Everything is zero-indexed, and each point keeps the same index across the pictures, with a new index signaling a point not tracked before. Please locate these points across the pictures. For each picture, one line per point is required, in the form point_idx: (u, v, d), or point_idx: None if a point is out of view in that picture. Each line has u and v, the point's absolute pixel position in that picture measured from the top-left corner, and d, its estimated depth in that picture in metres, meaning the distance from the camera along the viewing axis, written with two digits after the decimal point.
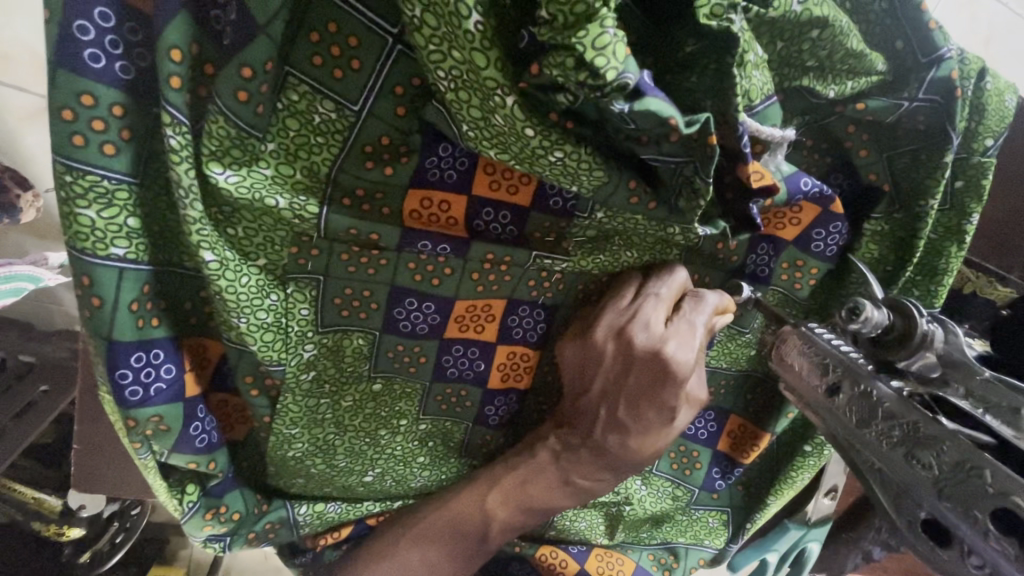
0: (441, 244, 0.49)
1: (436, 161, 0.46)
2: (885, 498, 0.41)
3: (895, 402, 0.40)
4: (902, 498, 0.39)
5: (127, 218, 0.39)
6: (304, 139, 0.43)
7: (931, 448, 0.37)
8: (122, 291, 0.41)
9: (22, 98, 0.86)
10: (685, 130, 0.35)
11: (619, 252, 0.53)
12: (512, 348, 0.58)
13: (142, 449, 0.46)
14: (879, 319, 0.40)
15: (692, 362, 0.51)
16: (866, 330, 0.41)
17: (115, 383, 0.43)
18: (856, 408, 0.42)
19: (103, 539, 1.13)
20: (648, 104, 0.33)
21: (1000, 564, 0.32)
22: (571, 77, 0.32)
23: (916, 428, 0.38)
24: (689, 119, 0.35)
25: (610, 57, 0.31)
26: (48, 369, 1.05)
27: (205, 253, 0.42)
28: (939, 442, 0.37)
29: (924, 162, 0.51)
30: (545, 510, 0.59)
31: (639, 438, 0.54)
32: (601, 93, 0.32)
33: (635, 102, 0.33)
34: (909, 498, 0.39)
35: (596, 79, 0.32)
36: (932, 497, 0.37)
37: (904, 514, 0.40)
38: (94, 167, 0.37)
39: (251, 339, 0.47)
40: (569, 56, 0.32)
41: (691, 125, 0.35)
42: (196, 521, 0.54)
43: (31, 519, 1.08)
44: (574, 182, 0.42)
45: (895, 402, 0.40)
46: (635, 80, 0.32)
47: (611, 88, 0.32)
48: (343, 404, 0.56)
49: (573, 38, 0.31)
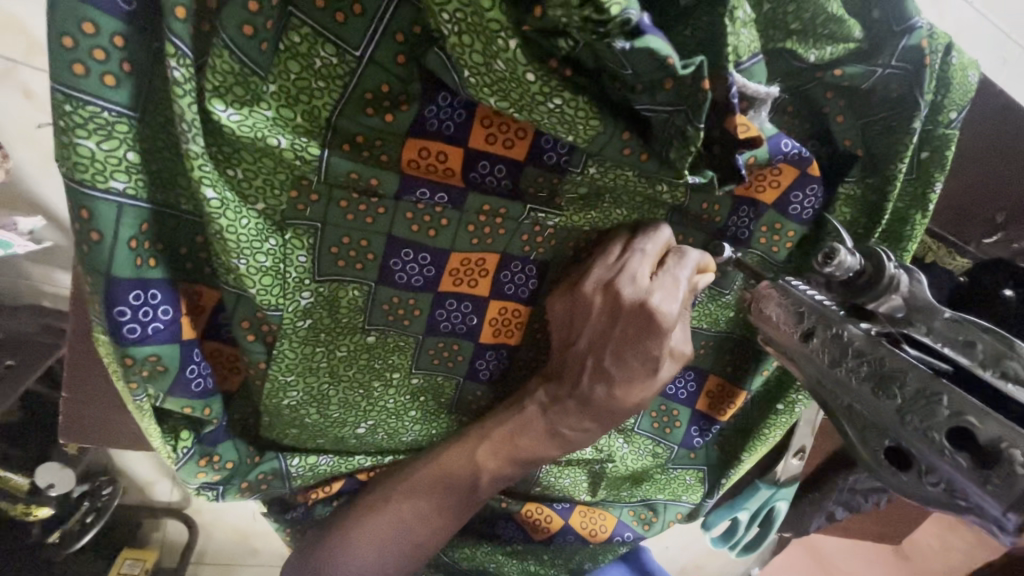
0: (440, 194, 0.50)
1: (435, 110, 0.47)
2: (852, 432, 0.45)
3: (864, 340, 0.43)
4: (868, 428, 0.43)
5: (127, 151, 0.39)
6: (305, 82, 0.44)
7: (895, 381, 0.40)
8: (122, 226, 0.41)
9: None
10: (679, 72, 0.36)
11: (610, 209, 0.56)
12: (504, 303, 0.60)
13: (139, 391, 0.47)
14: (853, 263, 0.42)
15: (676, 313, 0.53)
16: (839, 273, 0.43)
17: (113, 320, 0.43)
18: (829, 349, 0.46)
19: (71, 520, 1.12)
20: (646, 43, 0.35)
21: (955, 477, 0.36)
22: (574, 15, 0.33)
23: (883, 361, 0.41)
24: (686, 61, 0.37)
25: None
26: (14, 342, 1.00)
27: (206, 191, 0.42)
28: (902, 374, 0.40)
29: (894, 127, 0.55)
30: (533, 462, 0.61)
31: (623, 388, 0.56)
32: (602, 34, 0.34)
33: (636, 39, 0.34)
34: (874, 428, 0.42)
35: (600, 14, 0.33)
36: (896, 425, 0.40)
37: (870, 445, 0.43)
38: (94, 97, 0.37)
39: (250, 283, 0.47)
40: None
41: (687, 67, 0.36)
42: (190, 467, 0.54)
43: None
44: (570, 131, 0.43)
45: (863, 341, 0.43)
46: (637, 18, 0.34)
47: (613, 24, 0.34)
48: (338, 354, 0.56)
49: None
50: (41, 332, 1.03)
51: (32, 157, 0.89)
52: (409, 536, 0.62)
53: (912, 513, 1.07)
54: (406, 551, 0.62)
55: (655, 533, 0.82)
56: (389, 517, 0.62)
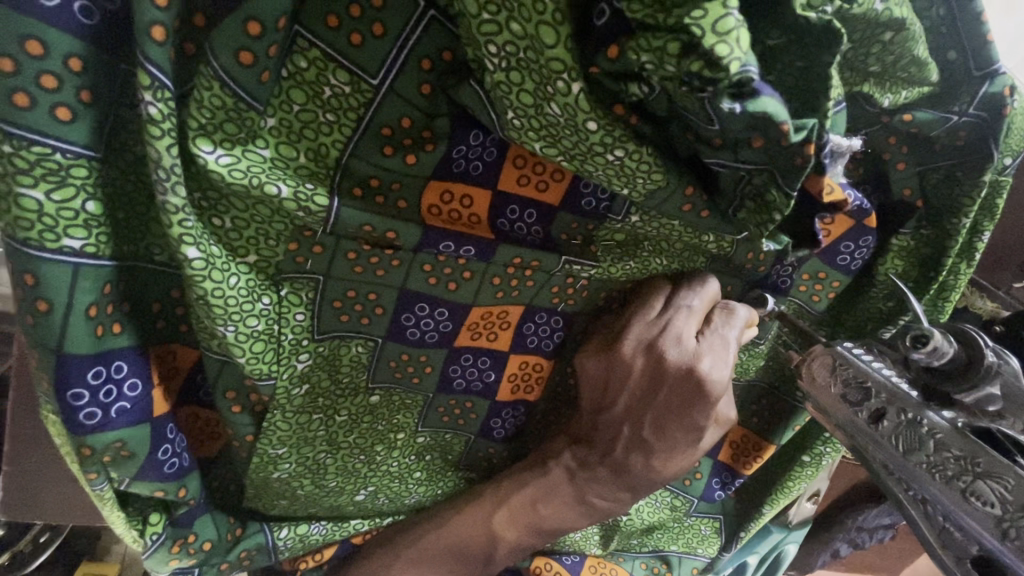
0: (465, 246, 0.42)
1: (464, 150, 0.40)
2: (928, 532, 0.45)
3: (949, 431, 0.41)
4: (951, 536, 0.43)
5: (85, 201, 0.31)
6: (312, 116, 0.36)
7: (993, 485, 0.38)
8: (78, 293, 0.33)
9: None
10: (793, 137, 0.31)
11: (649, 259, 0.48)
12: (525, 357, 0.53)
13: (98, 479, 0.39)
14: (948, 351, 0.38)
15: (726, 380, 0.47)
16: (933, 360, 0.39)
17: (67, 405, 0.35)
18: (903, 437, 0.43)
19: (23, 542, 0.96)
20: (765, 105, 0.29)
21: None
22: (671, 66, 0.29)
23: (976, 462, 0.39)
24: (797, 123, 0.31)
25: (733, 45, 0.27)
26: None
27: (188, 249, 0.34)
28: (1002, 478, 0.38)
29: (958, 179, 0.50)
30: (556, 531, 0.55)
31: (662, 459, 0.49)
32: (709, 92, 0.29)
33: (751, 101, 0.29)
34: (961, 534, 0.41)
35: (715, 70, 0.28)
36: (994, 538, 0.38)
37: (952, 550, 0.43)
38: (42, 136, 0.29)
39: (238, 350, 0.40)
40: (671, 41, 0.28)
41: (800, 131, 0.31)
42: (160, 553, 0.46)
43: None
44: (626, 185, 0.37)
45: (950, 434, 0.41)
46: (755, 75, 0.29)
47: (727, 82, 0.28)
48: (337, 419, 0.49)
49: (688, 19, 0.27)
50: None
51: None
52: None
53: (909, 545, 1.06)
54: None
55: None
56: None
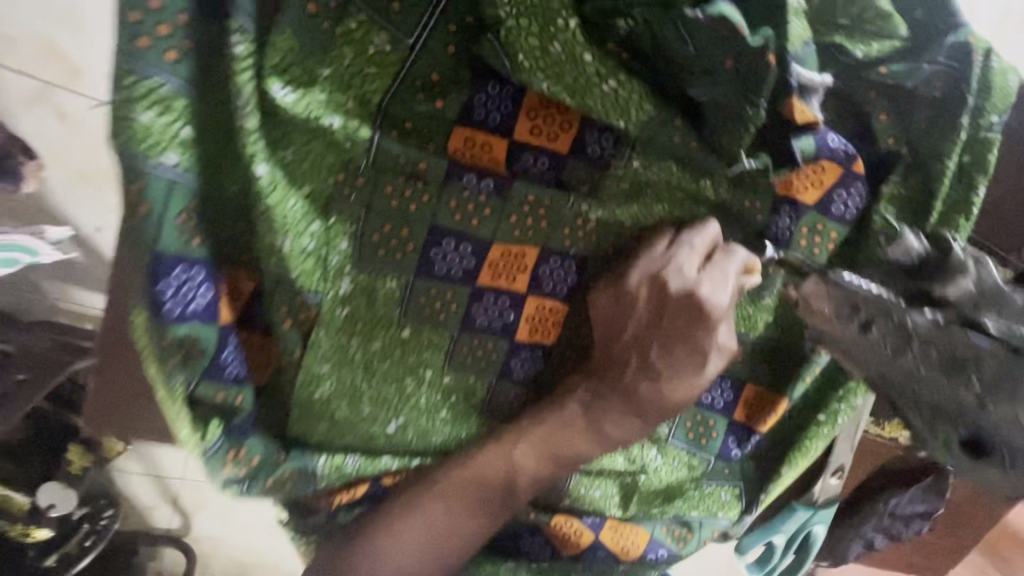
0: (486, 182, 0.50)
1: (484, 100, 0.48)
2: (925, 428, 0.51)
3: (930, 328, 0.47)
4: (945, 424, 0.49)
5: (182, 127, 0.40)
6: (359, 68, 0.44)
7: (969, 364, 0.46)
8: (171, 202, 0.40)
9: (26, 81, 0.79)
10: (749, 40, 0.39)
11: (650, 206, 0.54)
12: (542, 301, 0.58)
13: (173, 374, 0.45)
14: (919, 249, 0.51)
15: (726, 305, 0.51)
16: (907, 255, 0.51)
17: (155, 297, 0.42)
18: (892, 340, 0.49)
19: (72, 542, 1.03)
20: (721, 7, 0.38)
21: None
22: None
23: (955, 349, 0.46)
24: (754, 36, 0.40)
25: None
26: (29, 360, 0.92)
27: (258, 166, 0.42)
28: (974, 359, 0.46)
29: (941, 126, 0.53)
30: (575, 463, 0.59)
31: (670, 384, 0.52)
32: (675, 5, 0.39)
33: (708, 6, 0.39)
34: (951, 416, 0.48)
35: None
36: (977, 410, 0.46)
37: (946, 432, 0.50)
38: (154, 71, 0.38)
39: (293, 265, 0.47)
40: None
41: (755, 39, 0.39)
42: (215, 460, 0.51)
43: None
44: (622, 118, 0.43)
45: (931, 328, 0.47)
46: None
47: None
48: (372, 346, 0.55)
49: None
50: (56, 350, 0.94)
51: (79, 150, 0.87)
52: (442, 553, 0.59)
53: (951, 540, 1.02)
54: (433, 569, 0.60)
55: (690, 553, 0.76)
56: (424, 535, 0.59)
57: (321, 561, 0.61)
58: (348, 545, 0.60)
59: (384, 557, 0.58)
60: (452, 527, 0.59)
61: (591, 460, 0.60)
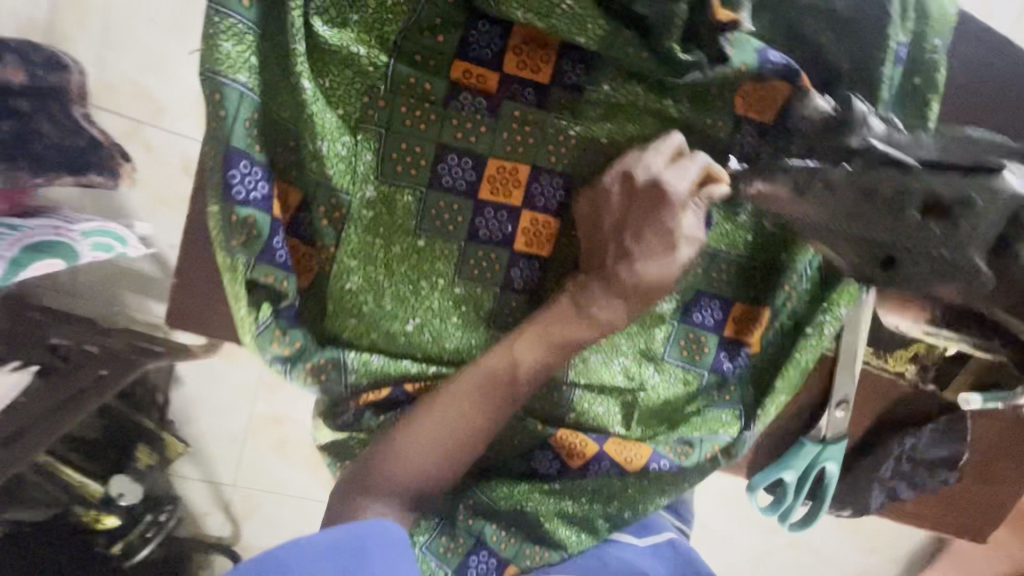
0: (480, 102, 0.62)
1: (476, 38, 0.61)
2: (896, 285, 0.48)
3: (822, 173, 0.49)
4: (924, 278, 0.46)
5: (250, 54, 0.53)
6: (378, 15, 0.58)
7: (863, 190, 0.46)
8: (240, 109, 0.53)
9: (122, 121, 1.16)
10: None
11: (624, 124, 0.65)
12: (536, 215, 0.68)
13: (237, 252, 0.57)
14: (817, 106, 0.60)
15: (686, 191, 0.59)
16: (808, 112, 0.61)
17: (226, 182, 0.55)
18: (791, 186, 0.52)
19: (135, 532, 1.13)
20: None
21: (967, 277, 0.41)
22: None
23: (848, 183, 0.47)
24: None
25: None
26: (110, 358, 1.09)
27: (304, 81, 0.56)
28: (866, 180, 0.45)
29: (869, 39, 0.62)
30: (569, 347, 0.67)
31: (642, 264, 0.61)
32: None
33: None
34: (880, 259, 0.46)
35: None
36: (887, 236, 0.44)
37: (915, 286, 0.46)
38: (232, 12, 0.52)
39: (330, 166, 0.60)
40: None
41: None
42: (265, 337, 0.63)
43: (74, 504, 1.10)
44: (579, 30, 0.57)
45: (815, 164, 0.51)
46: None
47: None
48: (393, 249, 0.66)
49: None
50: (132, 351, 1.11)
51: (141, 158, 1.17)
52: (459, 439, 0.69)
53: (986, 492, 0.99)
54: (452, 453, 0.70)
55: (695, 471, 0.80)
56: (441, 425, 0.68)
57: (364, 448, 0.72)
58: (379, 438, 0.70)
59: (408, 445, 0.68)
60: (465, 416, 0.68)
61: (586, 348, 0.68)
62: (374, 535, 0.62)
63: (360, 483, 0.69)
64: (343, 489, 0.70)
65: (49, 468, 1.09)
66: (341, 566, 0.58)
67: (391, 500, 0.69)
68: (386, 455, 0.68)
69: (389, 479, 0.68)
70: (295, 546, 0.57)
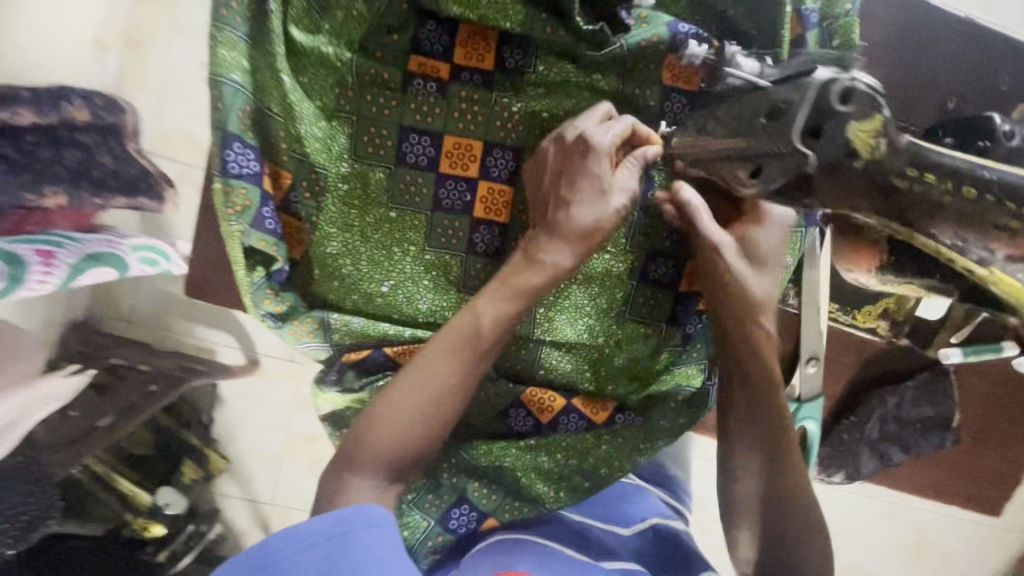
0: (432, 87, 0.74)
1: (428, 35, 0.73)
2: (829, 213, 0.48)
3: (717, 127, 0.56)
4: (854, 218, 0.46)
5: (239, 58, 0.64)
6: (346, 21, 0.69)
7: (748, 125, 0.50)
8: (236, 100, 0.64)
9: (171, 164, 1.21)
10: None
11: (560, 99, 0.75)
12: (492, 185, 0.78)
13: (234, 220, 0.67)
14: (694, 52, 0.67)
15: (607, 140, 0.67)
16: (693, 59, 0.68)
17: (223, 159, 0.65)
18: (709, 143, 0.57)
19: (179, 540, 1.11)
20: None
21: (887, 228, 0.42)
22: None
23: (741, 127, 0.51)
24: None
25: None
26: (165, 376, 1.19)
27: (284, 76, 0.67)
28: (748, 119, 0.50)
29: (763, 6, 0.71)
30: (526, 294, 0.72)
31: (578, 208, 0.67)
32: None
33: None
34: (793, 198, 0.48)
35: None
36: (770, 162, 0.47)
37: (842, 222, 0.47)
38: (224, 25, 0.63)
39: (308, 147, 0.72)
40: None
41: None
42: (258, 295, 0.73)
43: (125, 512, 1.07)
44: (506, 18, 0.69)
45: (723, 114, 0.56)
46: None
47: None
48: (368, 219, 0.78)
49: None
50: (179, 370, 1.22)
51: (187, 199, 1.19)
52: (436, 404, 0.71)
53: (974, 449, 1.00)
54: (431, 419, 0.71)
55: (662, 424, 0.85)
56: (418, 390, 0.71)
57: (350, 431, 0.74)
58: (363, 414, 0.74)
59: (388, 412, 0.70)
60: (440, 379, 0.71)
61: (544, 295, 0.73)
62: (358, 519, 0.61)
63: (346, 455, 0.70)
64: (332, 467, 0.72)
65: (107, 477, 1.08)
66: (324, 556, 0.57)
67: (377, 471, 0.70)
68: (367, 425, 0.71)
69: (374, 451, 0.69)
70: (286, 534, 0.58)
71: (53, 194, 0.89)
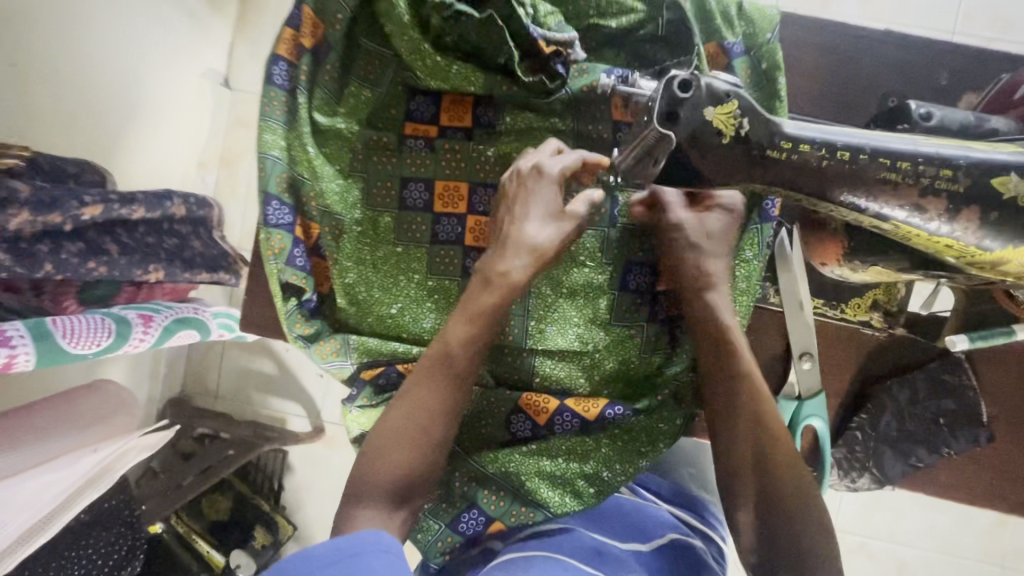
0: (424, 145, 0.93)
1: (417, 107, 0.93)
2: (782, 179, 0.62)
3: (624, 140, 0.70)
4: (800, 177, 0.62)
5: (276, 140, 0.87)
6: (353, 105, 0.91)
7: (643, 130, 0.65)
8: (275, 169, 0.87)
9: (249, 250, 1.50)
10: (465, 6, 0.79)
11: (526, 141, 0.91)
12: (479, 217, 0.93)
13: (273, 258, 0.87)
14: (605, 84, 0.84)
15: (549, 164, 0.81)
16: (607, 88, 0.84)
17: (265, 213, 0.87)
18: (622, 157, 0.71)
19: None
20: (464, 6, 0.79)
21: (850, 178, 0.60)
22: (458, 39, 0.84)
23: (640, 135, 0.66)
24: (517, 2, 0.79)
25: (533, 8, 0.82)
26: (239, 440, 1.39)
27: (309, 147, 0.88)
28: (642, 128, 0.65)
29: (686, 46, 0.85)
30: (486, 312, 0.81)
31: (526, 222, 0.81)
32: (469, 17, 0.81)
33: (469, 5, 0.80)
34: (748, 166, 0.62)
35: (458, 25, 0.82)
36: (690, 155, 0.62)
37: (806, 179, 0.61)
38: (265, 118, 0.86)
39: (330, 201, 0.91)
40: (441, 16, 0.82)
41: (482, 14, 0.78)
42: (292, 319, 0.90)
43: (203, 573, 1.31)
44: (471, 83, 0.87)
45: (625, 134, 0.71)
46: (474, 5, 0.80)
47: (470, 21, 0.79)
48: (379, 254, 0.93)
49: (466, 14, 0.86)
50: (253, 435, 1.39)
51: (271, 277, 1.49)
52: (417, 422, 0.79)
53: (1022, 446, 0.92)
54: (415, 436, 0.79)
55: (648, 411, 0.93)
56: (401, 410, 0.79)
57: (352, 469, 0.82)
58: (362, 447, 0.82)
59: (378, 439, 0.79)
60: (418, 399, 0.79)
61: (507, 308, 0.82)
62: (368, 542, 0.61)
63: (352, 495, 0.77)
64: (341, 503, 0.78)
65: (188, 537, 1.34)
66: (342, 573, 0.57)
67: (377, 502, 0.77)
68: (362, 460, 0.79)
69: (370, 481, 0.77)
70: (304, 553, 0.57)
71: (155, 270, 0.97)
